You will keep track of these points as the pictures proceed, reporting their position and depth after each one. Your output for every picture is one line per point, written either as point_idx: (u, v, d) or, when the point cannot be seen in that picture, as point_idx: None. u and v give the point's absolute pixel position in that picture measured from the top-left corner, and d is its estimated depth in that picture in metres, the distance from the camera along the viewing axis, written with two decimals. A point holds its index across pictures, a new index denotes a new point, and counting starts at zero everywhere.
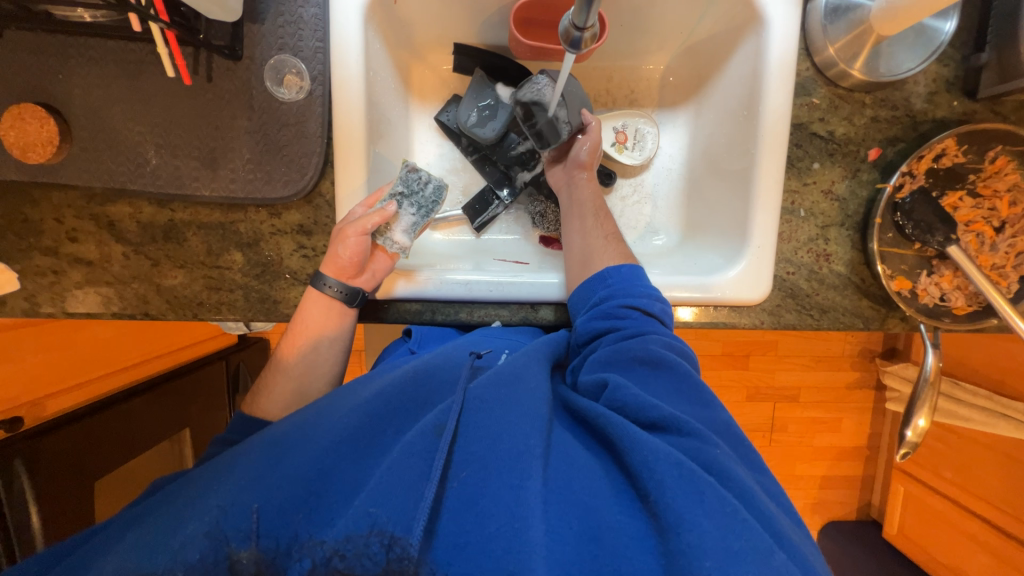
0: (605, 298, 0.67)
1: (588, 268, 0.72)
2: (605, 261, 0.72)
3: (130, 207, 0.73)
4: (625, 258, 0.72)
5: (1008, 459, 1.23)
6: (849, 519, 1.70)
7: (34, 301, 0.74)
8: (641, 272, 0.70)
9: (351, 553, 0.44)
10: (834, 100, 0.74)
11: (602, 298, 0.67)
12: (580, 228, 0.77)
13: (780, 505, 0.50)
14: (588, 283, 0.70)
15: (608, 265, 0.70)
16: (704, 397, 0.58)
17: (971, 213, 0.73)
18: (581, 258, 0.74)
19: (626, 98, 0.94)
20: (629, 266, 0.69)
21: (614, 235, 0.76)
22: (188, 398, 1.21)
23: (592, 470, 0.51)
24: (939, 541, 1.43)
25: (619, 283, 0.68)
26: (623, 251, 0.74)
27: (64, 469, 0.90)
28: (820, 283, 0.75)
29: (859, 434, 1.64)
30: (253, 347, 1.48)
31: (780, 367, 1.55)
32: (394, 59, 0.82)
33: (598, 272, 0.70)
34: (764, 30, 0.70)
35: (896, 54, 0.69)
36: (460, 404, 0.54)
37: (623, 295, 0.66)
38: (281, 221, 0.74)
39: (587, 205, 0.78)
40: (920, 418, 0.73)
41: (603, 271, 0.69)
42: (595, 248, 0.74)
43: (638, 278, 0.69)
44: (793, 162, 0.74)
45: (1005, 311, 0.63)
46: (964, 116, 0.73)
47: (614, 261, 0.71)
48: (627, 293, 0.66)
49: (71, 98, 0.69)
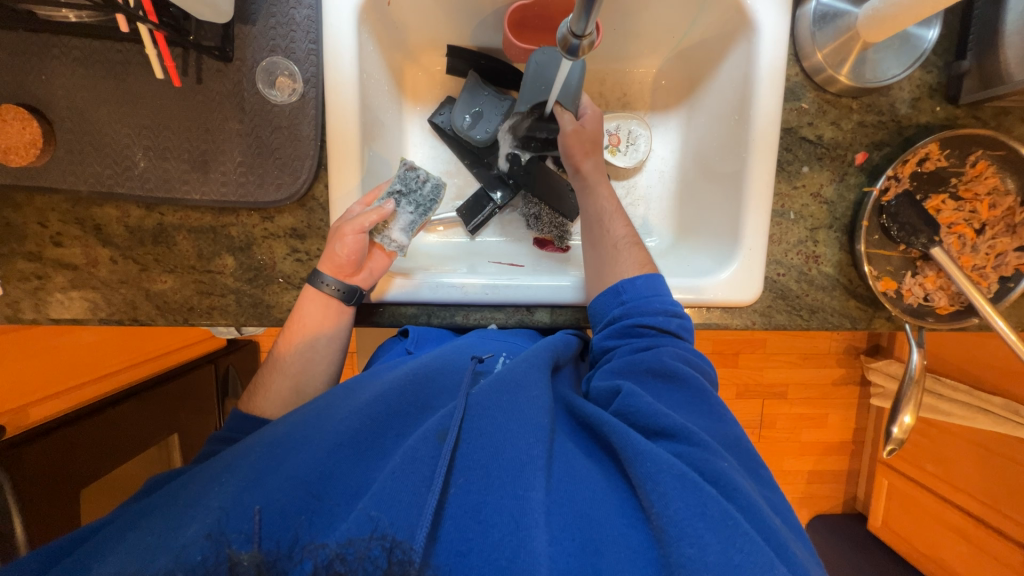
0: (618, 316, 0.67)
1: (606, 273, 0.72)
2: (622, 270, 0.71)
3: (117, 210, 0.71)
4: (645, 264, 0.72)
5: (988, 452, 1.27)
6: (835, 512, 1.73)
7: (17, 307, 0.72)
8: (658, 281, 0.69)
9: (352, 556, 0.42)
10: (823, 106, 0.75)
11: (618, 315, 0.67)
12: (590, 238, 0.76)
13: (786, 520, 0.52)
14: (604, 297, 0.70)
15: (623, 277, 0.70)
16: (717, 411, 0.59)
17: (953, 215, 0.76)
18: (597, 266, 0.74)
19: (619, 101, 0.94)
20: (644, 278, 0.69)
21: (627, 239, 0.74)
22: (178, 402, 1.19)
23: (595, 481, 0.52)
24: (922, 532, 1.47)
25: (634, 299, 0.67)
26: (642, 257, 0.73)
27: (48, 477, 0.88)
28: (810, 284, 0.77)
29: (845, 429, 1.67)
30: (242, 350, 1.46)
31: (768, 365, 1.58)
32: (388, 61, 0.82)
33: (613, 286, 0.70)
34: (754, 36, 0.72)
35: (881, 61, 0.70)
36: (462, 410, 0.55)
37: (638, 312, 0.66)
38: (273, 224, 0.73)
39: (592, 212, 0.77)
40: (906, 415, 0.75)
41: (618, 285, 0.69)
42: (607, 258, 0.73)
43: (656, 289, 0.68)
44: (783, 165, 0.76)
45: (985, 311, 0.65)
46: (947, 121, 0.75)
47: (631, 271, 0.71)
48: (644, 310, 0.66)
49: (55, 99, 0.67)
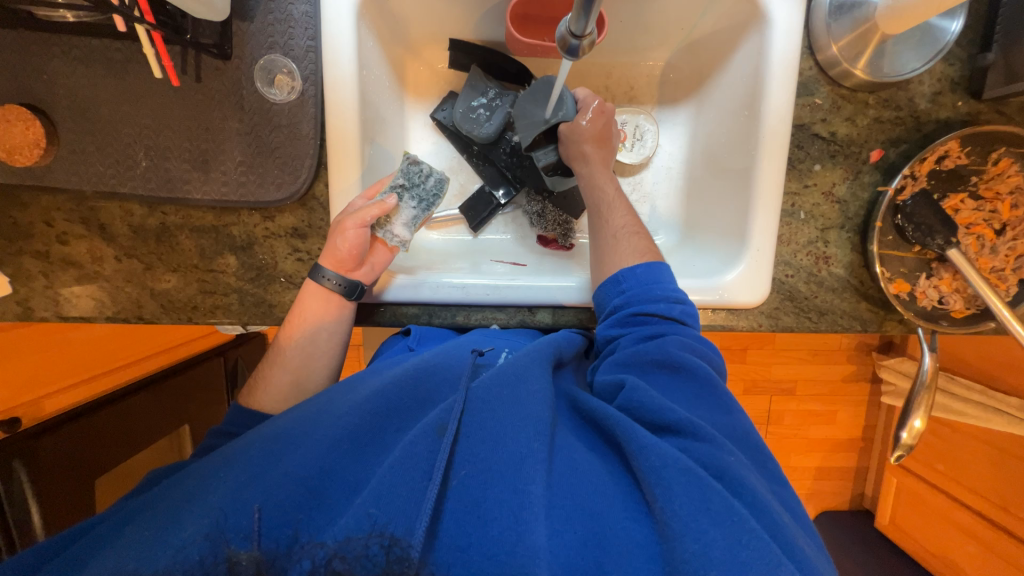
0: (620, 305, 0.66)
1: (607, 262, 0.71)
2: (621, 260, 0.69)
3: (120, 209, 0.72)
4: (646, 253, 0.69)
5: (1002, 453, 1.25)
6: (842, 509, 1.72)
7: (28, 306, 0.73)
8: (660, 269, 0.67)
9: (351, 554, 0.43)
10: (837, 101, 0.72)
11: (619, 305, 0.66)
12: (594, 225, 0.75)
13: (795, 515, 0.51)
14: (605, 287, 0.69)
15: (623, 266, 0.68)
16: (723, 402, 0.58)
17: (972, 215, 0.72)
18: (598, 255, 0.72)
19: (625, 95, 0.92)
20: (644, 265, 0.67)
21: (627, 228, 0.72)
22: (188, 393, 1.21)
23: (599, 475, 0.52)
24: (931, 531, 1.45)
25: (634, 287, 0.66)
26: (642, 246, 0.70)
27: (63, 468, 0.91)
28: (819, 286, 0.75)
29: (854, 426, 1.65)
30: (251, 342, 1.47)
31: (777, 361, 1.56)
32: (388, 56, 0.80)
33: (612, 274, 0.68)
34: (767, 28, 0.69)
35: (900, 54, 0.67)
36: (462, 405, 0.55)
37: (640, 300, 0.65)
38: (274, 224, 0.73)
39: (597, 198, 0.75)
40: (915, 419, 0.73)
41: (618, 273, 0.68)
42: (607, 248, 0.71)
43: (657, 277, 0.67)
44: (794, 163, 0.73)
45: (1002, 315, 0.63)
46: (969, 116, 0.72)
47: (629, 260, 0.69)
48: (645, 297, 0.65)
49: (56, 98, 0.67)
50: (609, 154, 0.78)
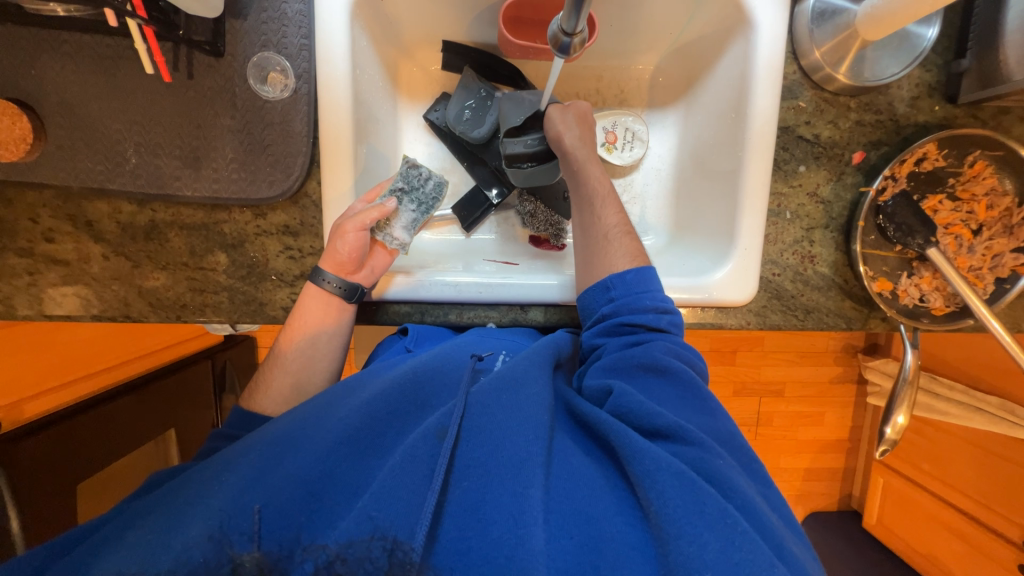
0: (608, 313, 0.66)
1: (597, 266, 0.70)
2: (613, 263, 0.69)
3: (108, 206, 0.71)
4: (637, 257, 0.70)
5: (983, 451, 1.27)
6: (830, 510, 1.74)
7: (11, 304, 0.72)
8: (650, 275, 0.68)
9: (353, 556, 0.44)
10: (820, 104, 0.74)
11: (607, 312, 0.66)
12: (582, 225, 0.74)
13: (778, 514, 0.52)
14: (593, 292, 0.69)
15: (614, 270, 0.69)
16: (708, 405, 0.59)
17: (950, 216, 0.75)
18: (589, 258, 0.72)
19: (616, 98, 0.94)
20: (635, 271, 0.67)
21: (619, 227, 0.72)
22: (174, 397, 1.19)
23: (594, 480, 0.52)
24: (916, 530, 1.47)
25: (623, 295, 0.66)
26: (634, 248, 0.71)
27: (44, 473, 0.88)
28: (805, 284, 0.76)
29: (841, 427, 1.68)
30: (239, 346, 1.46)
31: (765, 363, 1.58)
32: (382, 56, 0.81)
33: (602, 280, 0.69)
34: (752, 33, 0.71)
35: (880, 60, 0.69)
36: (462, 409, 0.54)
37: (627, 308, 0.65)
38: (266, 221, 0.73)
39: (586, 192, 0.74)
40: (898, 416, 0.75)
41: (608, 279, 0.68)
42: (600, 249, 0.71)
43: (647, 284, 0.67)
44: (780, 164, 0.75)
45: (980, 313, 0.64)
46: (945, 120, 0.74)
47: (624, 263, 0.69)
48: (633, 307, 0.65)
49: (45, 93, 0.66)
50: (592, 136, 0.78)
